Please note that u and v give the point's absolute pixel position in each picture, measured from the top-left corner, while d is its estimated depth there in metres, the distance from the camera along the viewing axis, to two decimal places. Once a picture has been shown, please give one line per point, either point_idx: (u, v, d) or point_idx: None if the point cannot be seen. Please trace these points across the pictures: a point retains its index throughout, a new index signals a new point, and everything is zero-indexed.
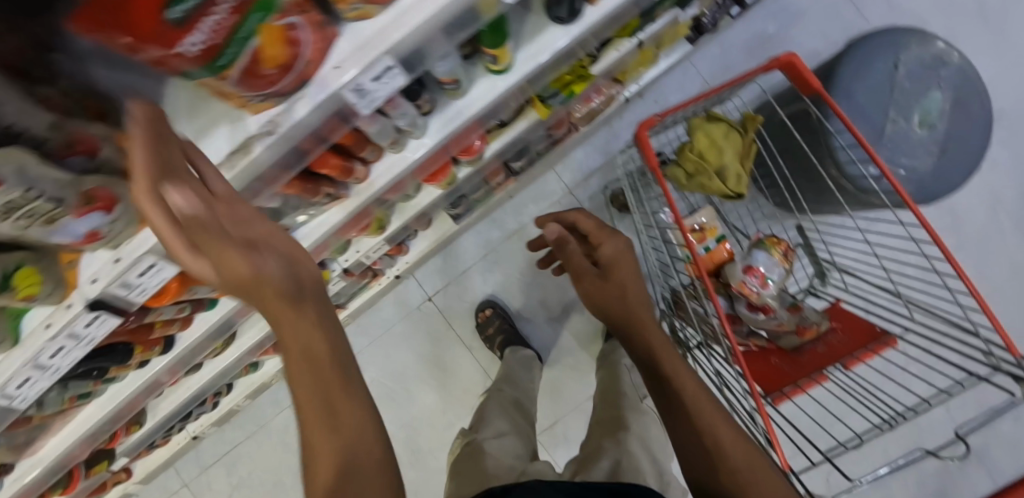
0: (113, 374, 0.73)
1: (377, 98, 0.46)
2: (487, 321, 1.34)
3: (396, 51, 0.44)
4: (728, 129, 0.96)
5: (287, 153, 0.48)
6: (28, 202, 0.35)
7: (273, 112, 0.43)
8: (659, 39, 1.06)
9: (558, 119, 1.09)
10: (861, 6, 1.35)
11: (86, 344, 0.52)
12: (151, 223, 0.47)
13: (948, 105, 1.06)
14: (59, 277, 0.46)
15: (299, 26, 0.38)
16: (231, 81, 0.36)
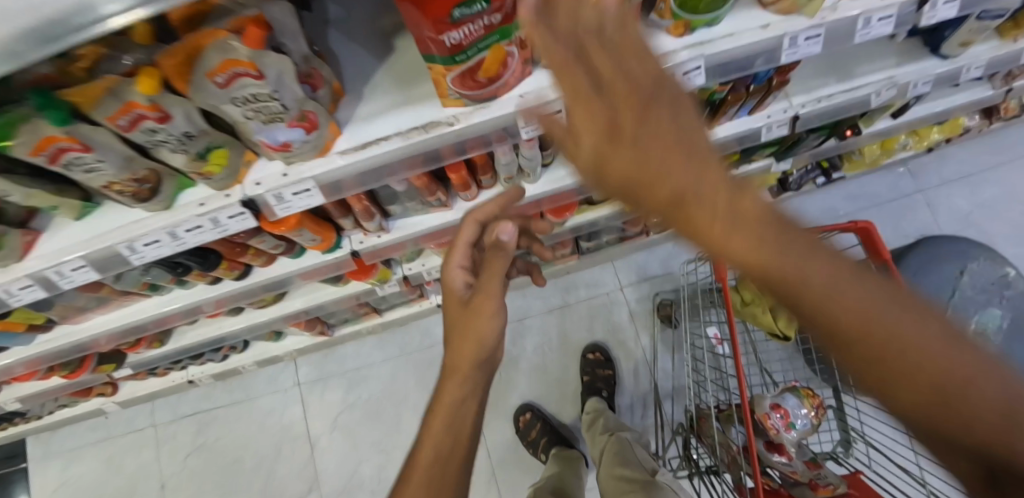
0: (188, 279, 0.79)
1: (540, 131, 0.58)
2: (525, 426, 1.28)
3: (569, 98, 0.57)
4: None
5: (449, 149, 0.58)
6: (268, 99, 0.47)
7: (459, 110, 0.55)
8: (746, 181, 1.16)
9: (638, 218, 1.14)
10: (937, 216, 1.46)
11: (215, 233, 0.59)
12: (327, 157, 0.56)
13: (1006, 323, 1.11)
14: (235, 170, 0.55)
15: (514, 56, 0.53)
16: (453, 78, 0.51)
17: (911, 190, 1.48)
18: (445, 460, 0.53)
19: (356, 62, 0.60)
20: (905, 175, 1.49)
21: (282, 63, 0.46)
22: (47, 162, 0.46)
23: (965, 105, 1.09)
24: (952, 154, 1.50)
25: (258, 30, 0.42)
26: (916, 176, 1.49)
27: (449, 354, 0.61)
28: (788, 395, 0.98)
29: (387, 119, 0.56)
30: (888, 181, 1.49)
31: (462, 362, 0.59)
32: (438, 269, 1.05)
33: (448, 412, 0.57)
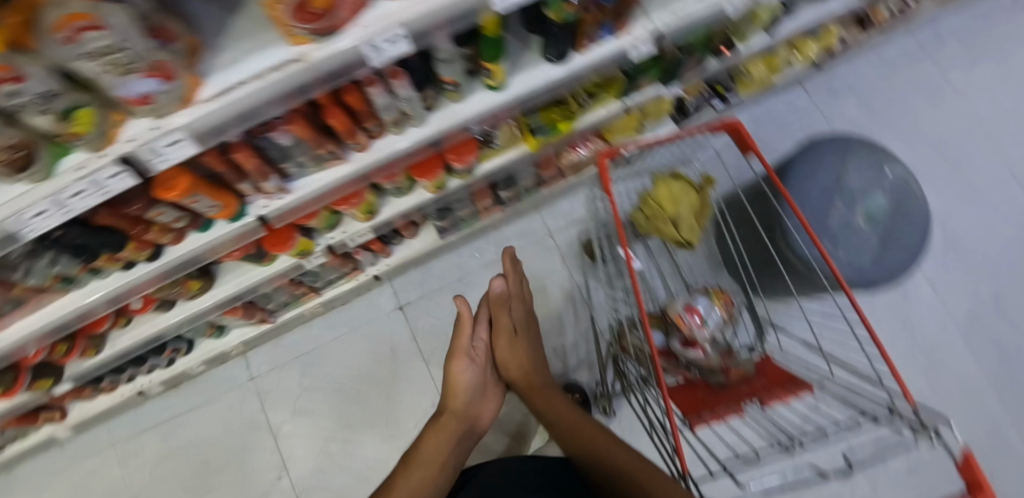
0: (100, 266, 0.81)
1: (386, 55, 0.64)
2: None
3: (406, 25, 0.62)
4: (687, 186, 1.09)
5: (306, 84, 0.63)
6: (115, 51, 0.48)
7: (307, 47, 0.59)
8: (643, 110, 1.25)
9: (548, 157, 1.21)
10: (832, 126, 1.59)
11: (100, 194, 0.63)
12: (192, 107, 0.60)
13: (888, 209, 1.19)
14: (105, 131, 0.58)
15: None
16: (289, 13, 0.52)
17: (807, 106, 1.61)
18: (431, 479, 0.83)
19: (215, 19, 0.64)
20: (801, 93, 1.61)
21: (119, 12, 0.47)
22: None
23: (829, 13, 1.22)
24: (840, 69, 1.63)
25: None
26: (810, 93, 1.61)
27: (430, 448, 0.90)
28: (700, 296, 1.04)
29: (243, 64, 0.61)
30: (788, 100, 1.61)
31: (440, 456, 0.89)
32: (360, 233, 1.11)
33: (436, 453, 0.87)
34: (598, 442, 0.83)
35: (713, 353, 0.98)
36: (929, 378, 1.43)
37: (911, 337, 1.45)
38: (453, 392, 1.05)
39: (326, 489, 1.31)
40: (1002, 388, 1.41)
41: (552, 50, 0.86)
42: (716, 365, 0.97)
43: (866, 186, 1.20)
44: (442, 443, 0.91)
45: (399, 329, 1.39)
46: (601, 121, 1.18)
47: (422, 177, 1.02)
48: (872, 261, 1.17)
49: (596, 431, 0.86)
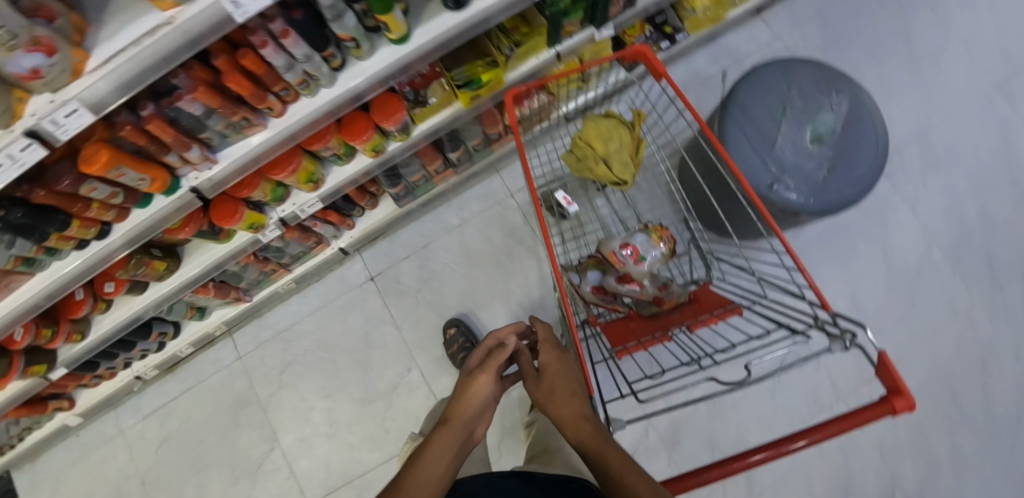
0: (54, 245, 0.89)
1: (248, 10, 0.65)
2: (452, 338, 1.35)
3: None
4: (616, 123, 1.08)
5: (185, 45, 0.67)
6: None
7: (173, 9, 0.63)
8: (580, 55, 1.25)
9: (487, 112, 1.22)
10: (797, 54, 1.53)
11: (19, 170, 0.68)
12: (81, 79, 0.65)
13: (840, 124, 1.17)
14: (9, 108, 0.65)
15: None
16: None
17: (768, 38, 1.56)
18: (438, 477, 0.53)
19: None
20: (760, 26, 1.57)
21: None
22: None
23: None
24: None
25: None
26: (770, 25, 1.57)
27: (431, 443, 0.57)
28: (635, 233, 1.05)
29: (122, 35, 0.65)
30: (747, 35, 1.56)
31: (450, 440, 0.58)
32: (309, 204, 1.16)
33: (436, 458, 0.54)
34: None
35: (646, 285, 1.00)
36: (909, 302, 1.39)
37: (886, 263, 1.42)
38: (463, 393, 0.65)
39: (313, 454, 1.39)
40: (986, 305, 1.37)
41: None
42: (646, 295, 0.99)
43: (812, 106, 1.17)
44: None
45: (370, 299, 1.44)
46: (534, 71, 1.20)
47: (356, 143, 1.06)
48: (824, 181, 1.15)
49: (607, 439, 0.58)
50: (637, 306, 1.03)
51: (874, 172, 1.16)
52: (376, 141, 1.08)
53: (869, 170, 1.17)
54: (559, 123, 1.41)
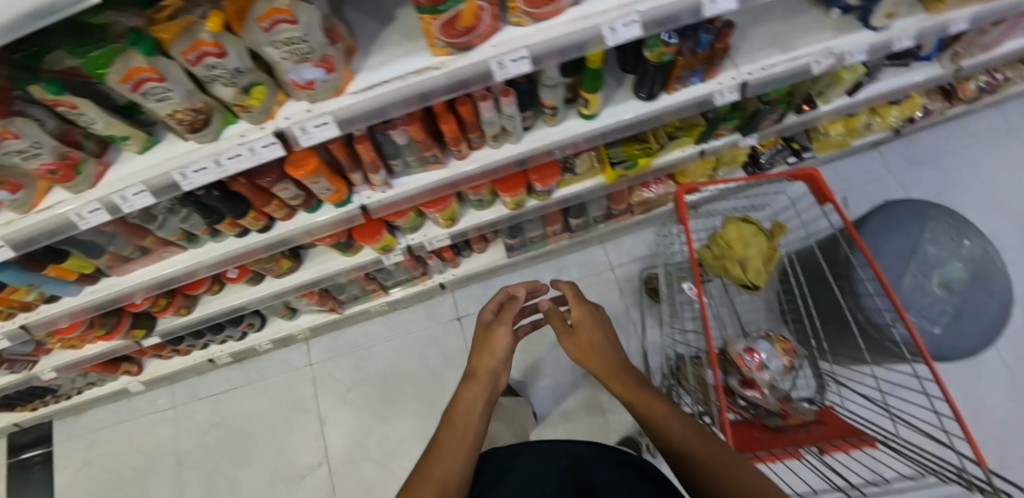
0: (220, 229, 0.92)
1: (509, 73, 0.71)
2: (473, 377, 1.36)
3: (530, 48, 0.70)
4: (757, 230, 1.10)
5: (439, 90, 0.72)
6: (298, 42, 0.62)
7: (445, 58, 0.69)
8: (719, 157, 1.27)
9: (619, 191, 1.26)
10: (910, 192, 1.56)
11: (251, 162, 0.72)
12: (341, 97, 0.70)
13: (970, 275, 1.16)
14: (269, 109, 0.70)
15: (485, 8, 0.66)
16: (439, 27, 0.64)
17: (883, 172, 1.60)
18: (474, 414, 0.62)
19: (370, 29, 0.74)
20: (876, 159, 1.61)
21: (307, 12, 0.61)
22: (131, 90, 0.62)
23: (911, 84, 1.27)
24: (918, 139, 1.63)
25: None
26: (887, 159, 1.61)
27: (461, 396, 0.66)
28: (760, 340, 1.05)
29: (389, 68, 0.70)
30: (863, 165, 1.61)
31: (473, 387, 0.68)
32: (438, 238, 1.18)
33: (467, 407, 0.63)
34: (697, 447, 0.55)
35: (769, 394, 0.99)
36: (1003, 470, 1.33)
37: (980, 422, 1.37)
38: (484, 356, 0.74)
39: (359, 481, 1.34)
40: None
41: (644, 88, 0.95)
42: (772, 407, 0.98)
43: (945, 252, 1.16)
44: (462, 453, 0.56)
45: (453, 337, 1.44)
46: (676, 163, 1.22)
47: (506, 193, 1.09)
48: (948, 330, 1.13)
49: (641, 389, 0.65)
50: (757, 414, 1.00)
51: (998, 330, 1.15)
52: (524, 196, 1.11)
53: (993, 327, 1.15)
54: (674, 210, 1.43)
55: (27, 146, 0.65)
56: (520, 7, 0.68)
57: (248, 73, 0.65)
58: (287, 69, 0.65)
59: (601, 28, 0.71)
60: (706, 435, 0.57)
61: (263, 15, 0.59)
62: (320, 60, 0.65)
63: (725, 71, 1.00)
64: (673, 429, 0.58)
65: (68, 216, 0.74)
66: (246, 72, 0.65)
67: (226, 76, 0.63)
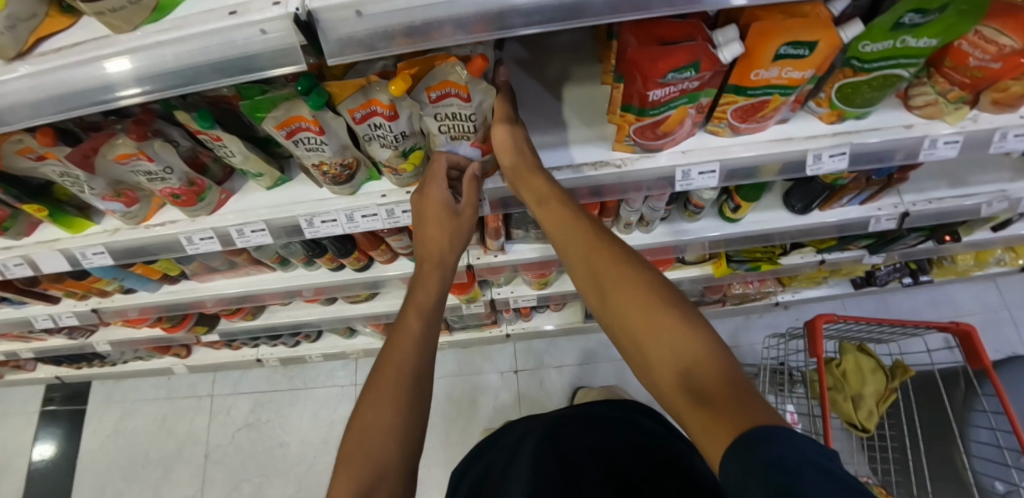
0: (318, 261, 0.87)
1: (693, 185, 0.64)
2: None
3: (723, 162, 0.64)
4: (877, 366, 0.99)
5: (609, 186, 0.65)
6: (463, 119, 0.54)
7: (627, 155, 0.63)
8: (836, 268, 1.15)
9: (720, 285, 1.17)
10: None
11: (386, 223, 0.65)
12: (494, 175, 0.63)
13: None
14: (420, 173, 0.63)
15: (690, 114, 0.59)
16: (637, 127, 0.58)
17: (996, 305, 1.45)
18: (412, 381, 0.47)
19: (548, 104, 0.67)
20: (991, 289, 1.46)
21: (485, 92, 0.53)
22: (285, 137, 0.55)
23: None
24: None
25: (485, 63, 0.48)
26: (1003, 292, 1.46)
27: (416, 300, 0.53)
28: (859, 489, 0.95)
29: (561, 153, 0.64)
30: (976, 293, 1.46)
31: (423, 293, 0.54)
32: (525, 298, 1.12)
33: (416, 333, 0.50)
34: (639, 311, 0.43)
35: None
36: None
37: None
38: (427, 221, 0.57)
39: None
40: None
41: (798, 200, 0.87)
42: None
43: None
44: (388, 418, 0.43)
45: (507, 390, 1.38)
46: (792, 267, 1.10)
47: None
48: None
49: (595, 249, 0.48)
50: None
51: None
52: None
53: None
54: (766, 306, 1.33)
55: (158, 170, 0.58)
56: (723, 118, 0.61)
57: (412, 138, 0.58)
58: (444, 141, 0.58)
59: (806, 153, 0.64)
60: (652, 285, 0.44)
61: (434, 87, 0.51)
62: (481, 140, 0.58)
63: (885, 195, 0.90)
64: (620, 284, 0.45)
65: (178, 237, 0.68)
66: (411, 138, 0.57)
67: (387, 138, 0.56)
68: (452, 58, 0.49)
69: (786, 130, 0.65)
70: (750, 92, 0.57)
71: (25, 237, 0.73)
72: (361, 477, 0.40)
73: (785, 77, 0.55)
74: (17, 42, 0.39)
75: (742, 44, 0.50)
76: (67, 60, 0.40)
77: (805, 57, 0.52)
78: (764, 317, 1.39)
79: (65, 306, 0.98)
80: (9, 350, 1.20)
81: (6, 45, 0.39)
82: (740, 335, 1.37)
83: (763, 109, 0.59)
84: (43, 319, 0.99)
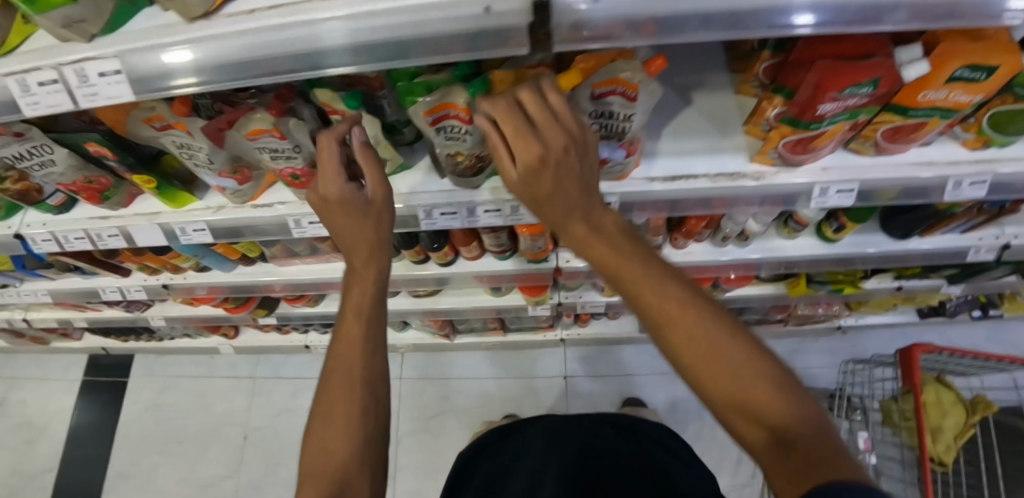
0: (406, 253, 0.86)
1: (828, 203, 0.63)
2: None
3: (862, 182, 0.62)
4: (957, 400, 0.97)
5: (740, 199, 0.63)
6: (621, 118, 0.53)
7: (765, 168, 0.61)
8: (909, 296, 1.13)
9: (787, 305, 1.16)
10: None
11: (507, 220, 0.63)
12: (625, 179, 0.61)
13: None
14: None
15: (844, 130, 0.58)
16: (790, 140, 0.57)
17: None
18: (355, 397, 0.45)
19: (675, 110, 0.65)
20: None
21: (649, 92, 0.51)
22: (429, 123, 0.52)
23: None
24: None
25: (666, 61, 0.48)
26: None
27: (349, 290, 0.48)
28: None
29: (693, 162, 0.62)
30: None
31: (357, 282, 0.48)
32: (593, 304, 1.11)
33: (354, 335, 0.46)
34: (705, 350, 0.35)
35: None
36: None
37: None
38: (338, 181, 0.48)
39: None
40: None
41: (898, 228, 0.84)
42: None
43: None
44: (340, 436, 0.44)
45: (554, 394, 1.37)
46: (866, 293, 1.08)
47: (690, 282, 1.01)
48: None
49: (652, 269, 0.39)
50: None
51: None
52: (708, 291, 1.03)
53: None
54: (825, 329, 1.30)
55: (288, 148, 0.56)
56: (873, 137, 0.59)
57: None
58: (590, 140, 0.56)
59: (946, 180, 0.62)
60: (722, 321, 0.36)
61: (604, 82, 0.49)
62: (629, 143, 0.56)
63: (988, 226, 0.86)
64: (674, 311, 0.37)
65: (287, 220, 0.66)
66: None
67: None
68: (629, 54, 0.48)
69: (927, 154, 0.63)
70: (913, 112, 0.55)
71: (122, 208, 0.72)
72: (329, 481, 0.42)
73: (954, 100, 0.53)
74: (206, 3, 0.37)
75: (926, 63, 0.48)
76: (261, 24, 0.36)
77: (980, 81, 0.50)
78: (820, 340, 1.37)
79: (135, 279, 0.97)
80: (65, 318, 1.20)
81: (194, 4, 0.36)
82: (795, 357, 1.35)
83: (919, 130, 0.58)
84: (111, 291, 0.99)
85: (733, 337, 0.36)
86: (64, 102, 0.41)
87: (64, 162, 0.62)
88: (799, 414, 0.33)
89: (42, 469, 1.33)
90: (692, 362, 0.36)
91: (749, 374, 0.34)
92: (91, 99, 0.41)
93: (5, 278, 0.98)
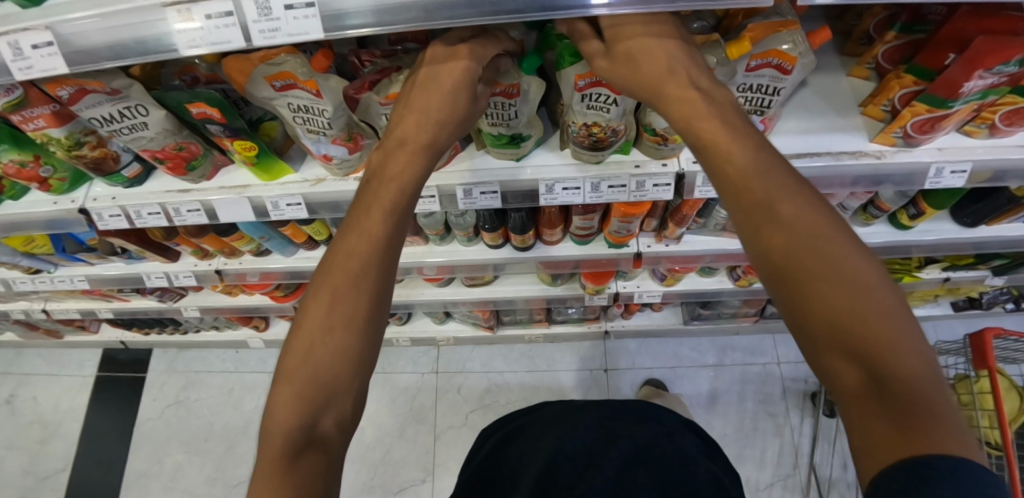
0: (489, 236, 0.84)
1: (941, 184, 0.63)
2: None
3: (974, 162, 0.62)
4: (1011, 387, 0.99)
5: (856, 178, 0.63)
6: (767, 92, 0.53)
7: (886, 147, 0.61)
8: (954, 287, 1.15)
9: None
10: None
11: (629, 196, 0.62)
12: None
13: None
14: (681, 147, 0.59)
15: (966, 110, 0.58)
16: (922, 119, 0.57)
17: None
18: (351, 309, 0.36)
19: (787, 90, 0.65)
20: None
21: (803, 64, 0.51)
22: (577, 88, 0.50)
23: None
24: None
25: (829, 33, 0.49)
26: None
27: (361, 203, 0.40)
28: None
29: (814, 140, 0.62)
30: None
31: (379, 194, 0.40)
32: (651, 293, 1.11)
33: (365, 251, 0.38)
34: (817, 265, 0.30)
35: None
36: None
37: None
38: (423, 93, 0.43)
39: None
40: None
41: (967, 215, 0.87)
42: None
43: None
44: (327, 348, 0.35)
45: (597, 389, 1.35)
46: (915, 284, 1.11)
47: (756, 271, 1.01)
48: None
49: (780, 175, 0.33)
50: None
51: None
52: None
53: None
54: None
55: None
56: (990, 120, 0.60)
57: None
58: None
59: None
60: (853, 247, 0.31)
61: (763, 53, 0.48)
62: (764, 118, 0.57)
63: None
64: (793, 215, 0.32)
65: None
66: None
67: None
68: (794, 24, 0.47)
69: None
70: None
71: (204, 181, 0.67)
72: (304, 394, 0.34)
73: None
74: None
75: None
76: None
77: None
78: None
79: (186, 263, 0.92)
80: (89, 308, 1.12)
81: None
82: None
83: None
84: (156, 277, 0.93)
85: (857, 265, 0.30)
86: (237, 38, 0.38)
87: (157, 125, 0.56)
88: (926, 384, 0.26)
89: (54, 469, 1.24)
90: (791, 273, 0.31)
91: (868, 313, 0.28)
92: (268, 36, 0.37)
93: (39, 262, 0.91)
